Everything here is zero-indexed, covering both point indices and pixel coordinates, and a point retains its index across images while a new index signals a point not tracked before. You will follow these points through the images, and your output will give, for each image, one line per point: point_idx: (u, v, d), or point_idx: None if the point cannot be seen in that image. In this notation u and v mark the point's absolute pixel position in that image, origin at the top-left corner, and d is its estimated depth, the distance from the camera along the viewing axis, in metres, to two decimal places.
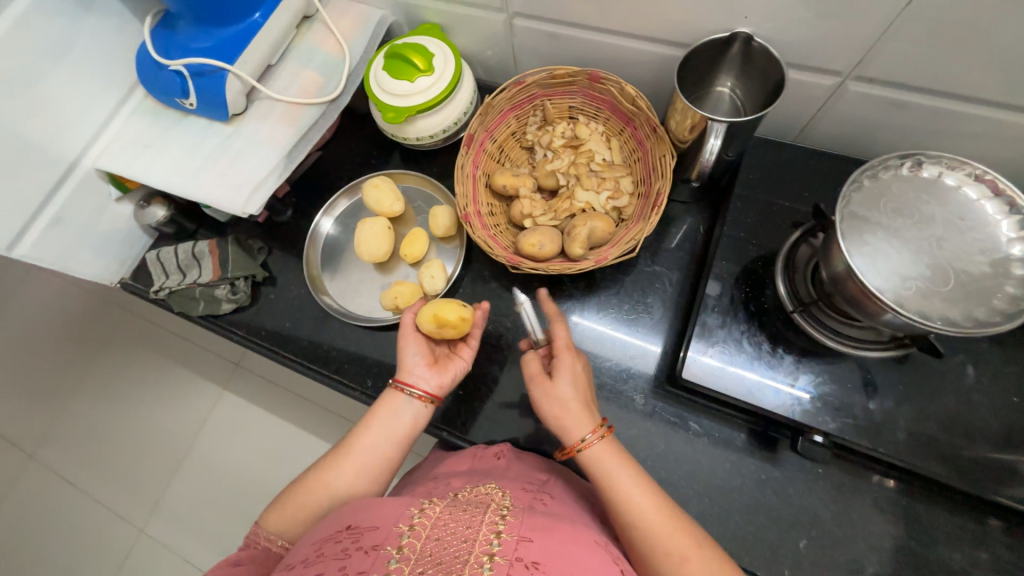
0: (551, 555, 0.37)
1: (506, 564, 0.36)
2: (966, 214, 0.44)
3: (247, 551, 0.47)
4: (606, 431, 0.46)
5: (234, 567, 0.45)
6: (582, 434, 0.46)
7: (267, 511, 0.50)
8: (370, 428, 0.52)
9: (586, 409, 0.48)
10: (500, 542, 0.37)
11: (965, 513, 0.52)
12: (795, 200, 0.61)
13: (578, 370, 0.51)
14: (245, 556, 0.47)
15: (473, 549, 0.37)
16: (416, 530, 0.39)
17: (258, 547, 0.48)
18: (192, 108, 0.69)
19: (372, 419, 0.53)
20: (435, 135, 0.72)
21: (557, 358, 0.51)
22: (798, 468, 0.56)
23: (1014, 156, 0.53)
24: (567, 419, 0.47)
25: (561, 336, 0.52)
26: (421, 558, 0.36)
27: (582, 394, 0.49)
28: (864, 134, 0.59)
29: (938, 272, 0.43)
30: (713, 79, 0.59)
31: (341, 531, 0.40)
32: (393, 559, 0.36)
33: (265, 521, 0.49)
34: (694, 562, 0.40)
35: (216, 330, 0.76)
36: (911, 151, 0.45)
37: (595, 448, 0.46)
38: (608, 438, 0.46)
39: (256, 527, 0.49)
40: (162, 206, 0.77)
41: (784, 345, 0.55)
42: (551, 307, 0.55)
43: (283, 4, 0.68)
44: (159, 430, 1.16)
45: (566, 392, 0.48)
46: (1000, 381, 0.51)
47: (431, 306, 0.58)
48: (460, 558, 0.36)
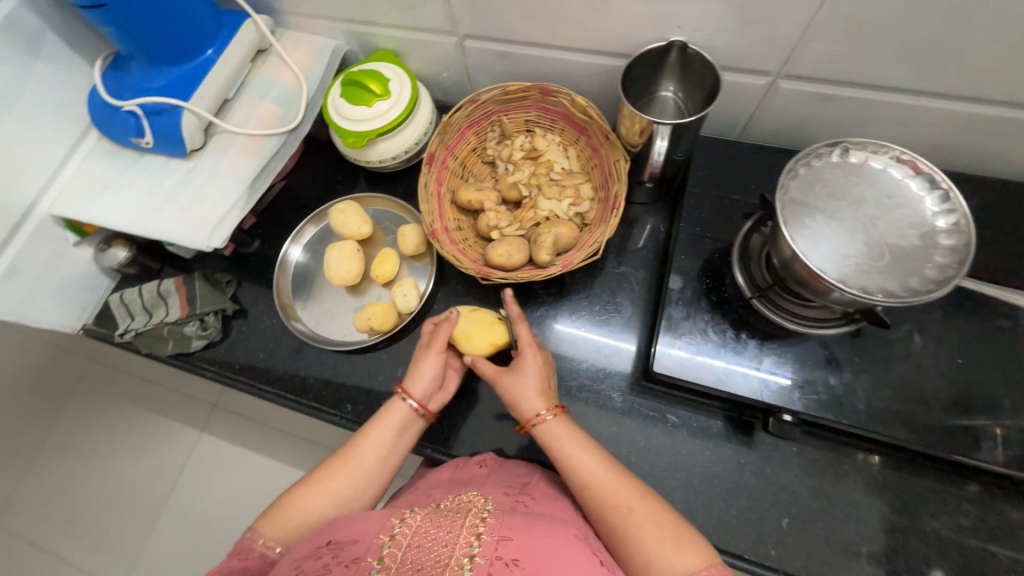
0: (529, 550, 0.38)
1: (486, 564, 0.37)
2: (893, 192, 0.48)
3: (237, 564, 0.45)
4: (560, 411, 0.52)
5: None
6: (537, 412, 0.51)
7: (262, 519, 0.49)
8: (376, 432, 0.53)
9: (541, 393, 0.53)
10: (480, 543, 0.38)
11: (928, 474, 0.55)
12: (744, 192, 0.65)
13: (539, 364, 0.55)
14: (234, 573, 0.45)
15: (454, 552, 0.38)
16: (397, 540, 0.40)
17: (247, 557, 0.46)
18: (149, 147, 0.69)
19: (380, 420, 0.54)
20: (398, 157, 0.73)
21: (520, 354, 0.55)
22: (773, 449, 0.58)
23: (933, 137, 0.58)
24: (523, 403, 0.52)
25: (523, 334, 0.56)
26: (402, 567, 0.37)
27: (540, 384, 0.53)
28: (800, 127, 0.63)
29: (874, 248, 0.46)
30: (656, 86, 0.63)
31: (320, 547, 0.41)
32: (374, 569, 0.37)
33: (260, 528, 0.48)
34: (638, 510, 0.44)
35: (188, 368, 0.74)
36: (838, 139, 0.48)
37: (550, 422, 0.51)
38: (562, 416, 0.51)
39: (248, 534, 0.47)
40: (123, 247, 0.76)
41: (747, 330, 0.57)
42: (515, 309, 0.59)
43: (236, 40, 0.69)
44: (134, 481, 1.11)
45: (527, 381, 0.53)
46: (945, 346, 0.54)
47: (486, 337, 0.60)
48: (441, 562, 0.37)
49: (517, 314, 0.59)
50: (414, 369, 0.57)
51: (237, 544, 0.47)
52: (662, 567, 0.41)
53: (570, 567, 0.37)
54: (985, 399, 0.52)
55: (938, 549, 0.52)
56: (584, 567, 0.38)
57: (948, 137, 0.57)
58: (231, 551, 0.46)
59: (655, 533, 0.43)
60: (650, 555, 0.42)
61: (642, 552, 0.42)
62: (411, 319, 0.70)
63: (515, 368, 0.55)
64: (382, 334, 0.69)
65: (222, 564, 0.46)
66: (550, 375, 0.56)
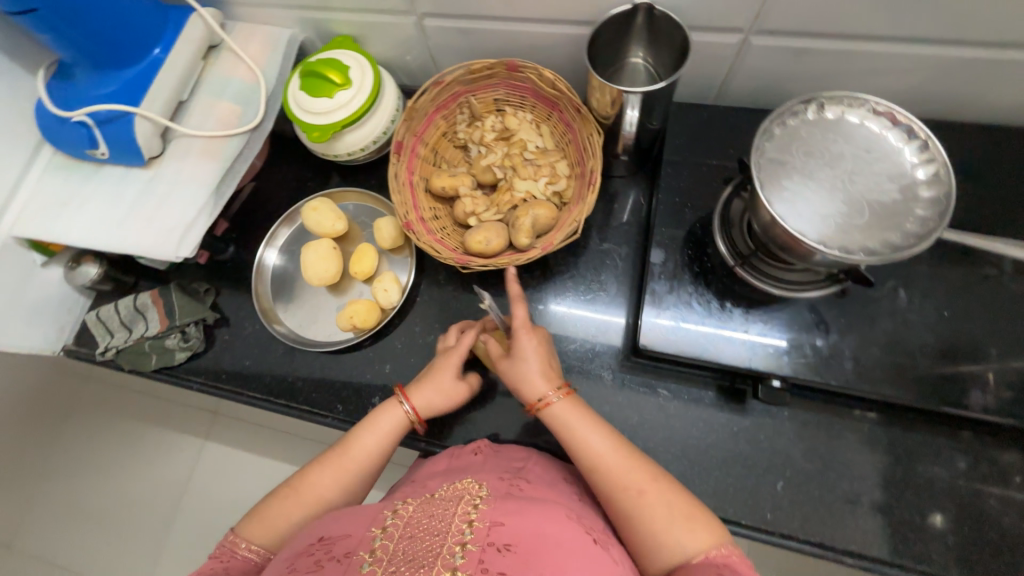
0: (523, 535, 0.38)
1: (478, 551, 0.36)
2: (872, 146, 0.47)
3: (221, 566, 0.47)
4: (567, 391, 0.50)
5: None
6: (542, 395, 0.50)
7: (245, 521, 0.50)
8: (361, 439, 0.54)
9: (543, 374, 0.51)
10: (472, 531, 0.38)
11: (919, 428, 0.55)
12: (723, 157, 0.63)
13: (537, 345, 0.53)
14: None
15: (446, 541, 0.38)
16: (389, 532, 0.40)
17: (231, 559, 0.47)
18: (105, 158, 0.66)
19: (371, 424, 0.55)
20: (367, 148, 0.71)
21: (516, 339, 0.52)
22: (765, 414, 0.58)
23: (913, 84, 0.56)
24: (528, 387, 0.51)
25: (519, 316, 0.53)
26: (393, 558, 0.37)
27: (540, 365, 0.51)
28: (777, 84, 0.61)
29: (854, 205, 0.45)
30: (625, 52, 0.60)
31: (313, 544, 0.41)
32: (366, 563, 0.37)
33: (246, 530, 0.49)
34: (649, 493, 0.44)
35: (175, 381, 0.73)
36: (813, 95, 0.47)
37: (557, 405, 0.49)
38: (568, 397, 0.50)
39: (231, 537, 0.49)
40: (94, 263, 0.74)
41: (731, 299, 0.56)
42: (515, 288, 0.54)
43: (183, 37, 0.66)
44: (141, 495, 1.11)
45: (528, 367, 0.51)
46: (931, 299, 0.53)
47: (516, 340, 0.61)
48: (432, 551, 0.37)
49: (517, 293, 0.54)
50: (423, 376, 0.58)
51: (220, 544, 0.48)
52: (672, 544, 0.42)
53: (565, 551, 0.37)
54: (971, 350, 0.51)
55: (930, 500, 0.53)
56: (580, 549, 0.38)
57: (927, 83, 0.56)
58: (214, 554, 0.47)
59: (663, 513, 0.43)
60: (659, 534, 0.42)
61: (650, 530, 0.43)
62: (394, 315, 0.69)
63: (514, 351, 0.53)
64: (366, 332, 0.68)
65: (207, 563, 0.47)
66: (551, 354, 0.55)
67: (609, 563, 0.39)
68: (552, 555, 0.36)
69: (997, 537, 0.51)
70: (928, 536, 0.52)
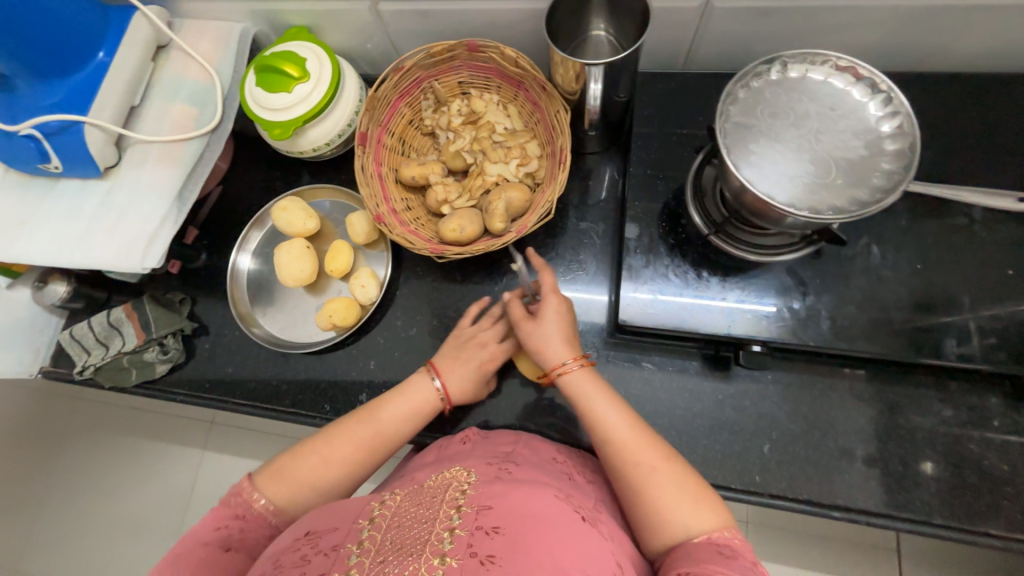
0: (510, 516, 0.38)
1: (466, 536, 0.36)
2: (836, 103, 0.46)
3: (236, 523, 0.47)
4: (586, 361, 0.51)
5: (223, 552, 0.45)
6: (562, 360, 0.51)
7: (263, 479, 0.50)
8: (392, 419, 0.54)
9: (565, 343, 0.52)
10: (459, 516, 0.38)
11: (899, 380, 0.56)
12: (693, 125, 0.62)
13: (562, 312, 0.54)
14: (234, 537, 0.46)
15: (433, 528, 0.38)
16: (377, 523, 0.40)
17: (247, 515, 0.48)
18: (59, 171, 0.64)
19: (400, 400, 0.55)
20: (332, 142, 0.69)
21: (544, 301, 0.54)
22: (749, 379, 0.58)
23: (878, 37, 0.56)
24: (549, 351, 0.52)
25: (547, 281, 0.55)
26: (381, 548, 0.37)
27: (565, 333, 0.53)
28: (743, 47, 0.60)
29: (821, 164, 0.44)
30: (587, 25, 0.59)
31: (300, 539, 0.41)
32: (354, 555, 0.37)
33: (263, 489, 0.49)
34: (660, 471, 0.44)
35: (158, 394, 0.72)
36: (774, 55, 0.46)
37: (575, 372, 0.50)
38: (588, 366, 0.51)
39: (248, 490, 0.49)
40: (61, 280, 0.72)
41: (708, 268, 0.56)
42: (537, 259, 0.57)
43: (127, 38, 0.63)
44: (143, 510, 1.10)
45: (551, 330, 0.52)
46: (903, 253, 0.54)
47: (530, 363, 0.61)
48: (420, 539, 0.37)
49: (540, 264, 0.57)
50: (452, 353, 0.59)
51: (235, 494, 0.48)
52: (673, 521, 0.42)
53: (556, 531, 0.37)
54: (944, 300, 0.52)
55: (912, 450, 0.54)
56: (571, 529, 0.38)
57: (891, 35, 0.55)
58: (229, 511, 0.47)
59: (672, 492, 0.43)
60: (660, 510, 0.42)
61: (654, 507, 0.43)
62: (374, 310, 0.68)
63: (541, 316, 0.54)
64: (348, 330, 0.67)
65: (219, 513, 0.47)
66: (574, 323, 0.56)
67: (599, 540, 0.39)
68: (540, 534, 0.36)
69: (978, 480, 0.53)
70: (911, 484, 0.53)
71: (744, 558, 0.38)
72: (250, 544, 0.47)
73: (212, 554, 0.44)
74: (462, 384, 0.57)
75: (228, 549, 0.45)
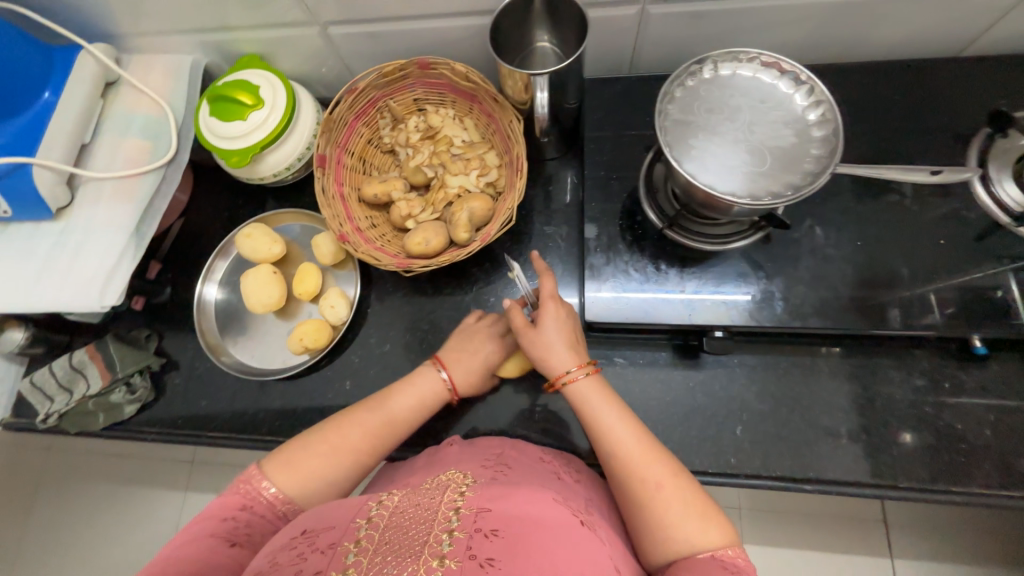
0: (510, 520, 0.38)
1: (465, 537, 0.36)
2: (766, 96, 0.49)
3: (243, 515, 0.46)
4: (592, 369, 0.51)
5: (229, 548, 0.44)
6: (567, 368, 0.51)
7: (272, 468, 0.49)
8: (399, 408, 0.54)
9: (570, 350, 0.52)
10: (458, 518, 0.38)
11: (855, 352, 0.59)
12: (641, 126, 0.65)
13: (562, 317, 0.53)
14: (240, 529, 0.46)
15: (433, 529, 0.38)
16: (375, 522, 0.39)
17: (255, 506, 0.47)
18: (8, 215, 0.62)
19: (406, 389, 0.55)
20: (292, 166, 0.69)
21: (542, 306, 0.53)
22: (716, 365, 0.60)
23: (804, 32, 0.59)
24: (554, 358, 0.51)
25: (547, 286, 0.54)
26: (379, 548, 0.37)
27: (567, 339, 0.52)
28: (681, 49, 0.63)
29: (757, 153, 0.47)
30: (531, 37, 0.61)
31: (296, 537, 0.40)
32: (351, 554, 0.37)
33: (271, 479, 0.48)
34: (668, 488, 0.43)
35: (128, 435, 0.70)
36: (704, 55, 0.49)
37: (581, 380, 0.50)
38: (595, 374, 0.51)
39: (256, 482, 0.48)
40: (19, 327, 0.69)
41: (665, 260, 0.59)
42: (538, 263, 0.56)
43: (73, 76, 0.62)
44: (124, 560, 1.05)
45: (552, 336, 0.52)
46: (845, 232, 0.57)
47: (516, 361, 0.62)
48: (420, 540, 0.37)
49: (540, 268, 0.56)
50: (457, 346, 0.60)
51: (243, 486, 0.48)
52: (679, 536, 0.42)
53: (557, 535, 0.38)
54: (887, 273, 0.55)
55: (874, 418, 0.57)
56: (571, 533, 0.39)
57: (815, 31, 0.59)
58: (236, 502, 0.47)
59: (679, 508, 0.43)
60: (666, 524, 0.42)
61: (659, 521, 0.43)
62: (346, 330, 0.68)
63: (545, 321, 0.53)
64: (320, 351, 0.66)
65: (226, 505, 0.47)
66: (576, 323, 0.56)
67: (596, 542, 0.39)
68: (541, 539, 0.37)
69: (936, 441, 0.55)
70: (876, 451, 0.56)
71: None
72: (257, 535, 0.47)
73: (218, 549, 0.44)
74: (470, 376, 0.58)
75: (233, 544, 0.45)
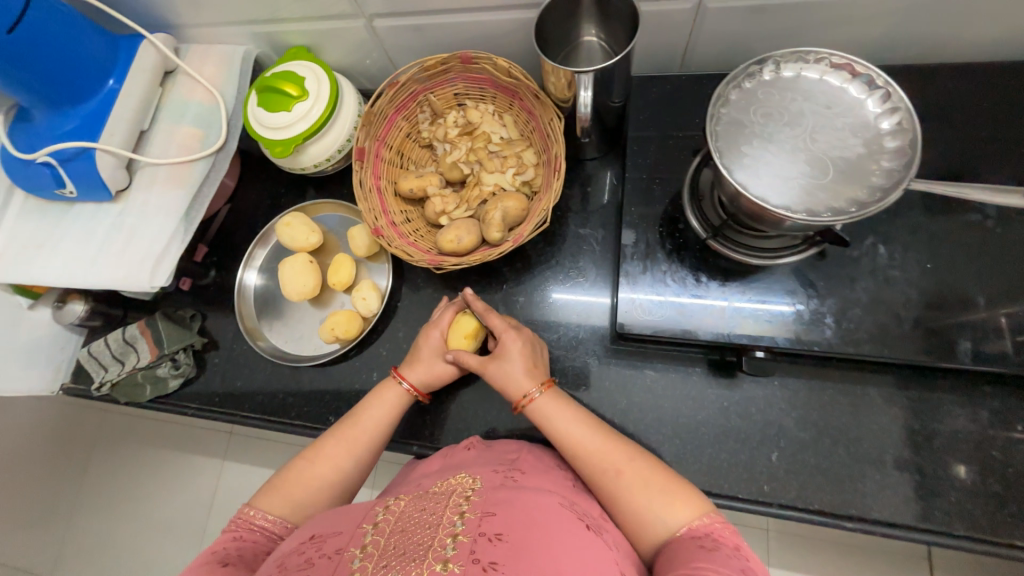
0: (513, 524, 0.37)
1: (469, 542, 0.36)
2: (831, 101, 0.46)
3: (235, 543, 0.45)
4: (547, 386, 0.51)
5: (221, 566, 0.42)
6: (524, 392, 0.51)
7: (257, 495, 0.50)
8: (374, 421, 0.55)
9: (525, 372, 0.52)
10: (463, 522, 0.38)
11: (913, 384, 0.54)
12: (690, 128, 0.61)
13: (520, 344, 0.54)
14: (232, 554, 0.44)
15: (438, 533, 0.37)
16: (380, 527, 0.39)
17: (247, 533, 0.47)
18: (74, 196, 0.66)
19: (374, 399, 0.56)
20: (332, 158, 0.70)
21: (501, 340, 0.55)
22: (755, 385, 0.57)
23: (882, 30, 0.54)
24: (511, 385, 0.52)
25: (499, 322, 0.56)
26: (385, 553, 0.37)
27: (524, 363, 0.53)
28: (740, 46, 0.59)
29: (817, 164, 0.43)
30: (578, 31, 0.59)
31: (304, 542, 0.41)
32: (357, 559, 0.37)
33: (257, 503, 0.49)
34: (626, 472, 0.44)
35: (170, 408, 0.74)
36: (766, 55, 0.46)
37: (539, 399, 0.50)
38: (550, 390, 0.51)
39: (246, 510, 0.48)
40: (79, 300, 0.75)
41: (706, 272, 0.56)
42: (480, 303, 0.58)
43: (135, 65, 0.66)
44: (166, 519, 1.12)
45: (509, 364, 0.53)
46: (913, 252, 0.52)
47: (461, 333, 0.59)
48: (424, 544, 0.36)
49: (481, 309, 0.57)
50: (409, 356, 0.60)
51: (233, 520, 0.48)
52: (653, 520, 0.42)
53: (559, 536, 0.36)
54: (957, 300, 0.50)
55: (931, 456, 0.52)
56: (575, 535, 0.37)
57: (895, 27, 0.53)
58: (225, 529, 0.47)
59: (642, 490, 0.43)
60: (641, 512, 0.42)
61: (632, 509, 0.43)
62: (376, 322, 0.69)
63: (497, 353, 0.55)
64: (350, 342, 0.67)
65: (216, 541, 0.46)
66: (534, 344, 0.57)
67: (601, 545, 0.38)
68: (545, 543, 0.35)
69: (1002, 489, 0.50)
70: (931, 493, 0.51)
71: (725, 547, 0.38)
72: (249, 558, 0.44)
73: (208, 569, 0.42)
74: (427, 378, 0.59)
75: (224, 563, 0.43)
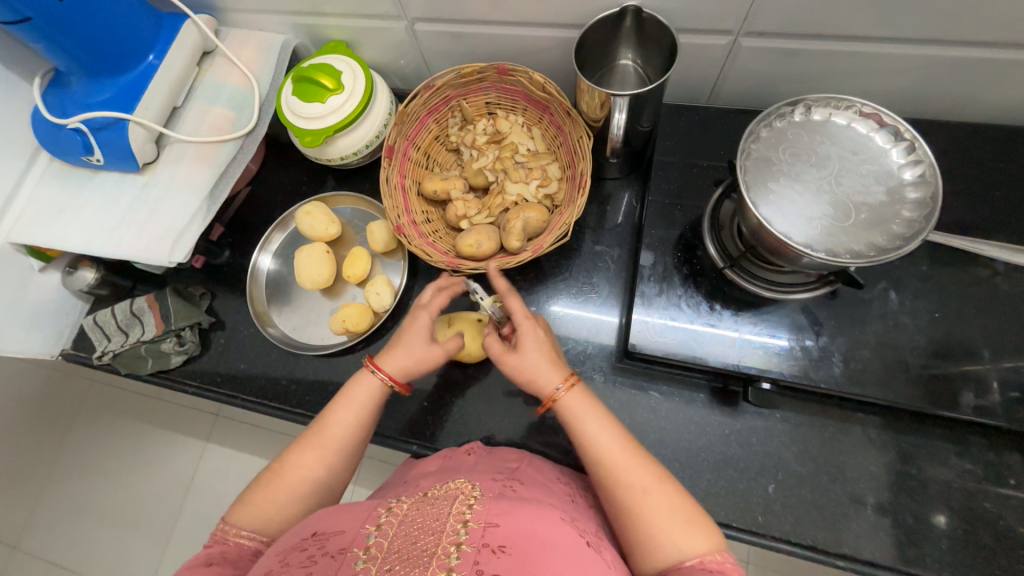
0: (516, 536, 0.37)
1: (472, 551, 0.36)
2: (857, 148, 0.48)
3: (218, 547, 0.45)
4: (576, 379, 0.47)
5: (205, 567, 0.43)
6: (555, 385, 0.47)
7: (233, 509, 0.48)
8: (343, 425, 0.51)
9: (551, 364, 0.48)
10: (467, 531, 0.37)
11: (913, 430, 0.55)
12: (713, 158, 0.63)
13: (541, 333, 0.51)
14: (217, 555, 0.44)
15: (440, 541, 0.37)
16: (383, 530, 0.39)
17: (229, 544, 0.45)
18: (100, 164, 0.67)
19: (342, 401, 0.52)
20: (359, 151, 0.71)
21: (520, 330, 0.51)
22: (757, 416, 0.58)
23: (905, 84, 0.56)
24: (536, 372, 0.48)
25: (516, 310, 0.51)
26: (389, 557, 0.36)
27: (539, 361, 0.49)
28: (768, 86, 0.61)
29: (840, 208, 0.45)
30: (615, 55, 0.60)
31: (306, 539, 0.40)
32: (361, 560, 0.37)
33: (232, 519, 0.47)
34: (649, 496, 0.41)
35: (170, 384, 0.74)
36: (798, 98, 0.48)
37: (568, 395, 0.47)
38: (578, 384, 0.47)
39: (223, 525, 0.47)
40: (91, 268, 0.75)
41: (721, 300, 0.57)
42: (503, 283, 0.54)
43: (177, 43, 0.66)
44: (143, 495, 1.11)
45: (533, 358, 0.49)
46: (921, 301, 0.54)
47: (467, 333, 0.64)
48: (428, 551, 0.36)
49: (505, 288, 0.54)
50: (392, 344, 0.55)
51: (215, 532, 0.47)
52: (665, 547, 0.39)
53: (560, 554, 0.36)
54: (962, 352, 0.51)
55: (925, 503, 0.53)
56: (578, 555, 0.37)
57: (919, 83, 0.55)
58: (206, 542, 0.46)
59: (659, 519, 0.40)
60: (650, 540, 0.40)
61: (644, 534, 0.40)
62: (387, 317, 0.70)
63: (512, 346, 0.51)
64: (360, 335, 0.68)
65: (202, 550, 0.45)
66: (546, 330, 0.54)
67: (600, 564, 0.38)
68: (548, 558, 0.36)
69: (992, 542, 0.51)
70: (921, 539, 0.52)
71: None
72: (235, 558, 0.45)
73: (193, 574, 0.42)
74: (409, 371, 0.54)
75: (208, 565, 0.43)
